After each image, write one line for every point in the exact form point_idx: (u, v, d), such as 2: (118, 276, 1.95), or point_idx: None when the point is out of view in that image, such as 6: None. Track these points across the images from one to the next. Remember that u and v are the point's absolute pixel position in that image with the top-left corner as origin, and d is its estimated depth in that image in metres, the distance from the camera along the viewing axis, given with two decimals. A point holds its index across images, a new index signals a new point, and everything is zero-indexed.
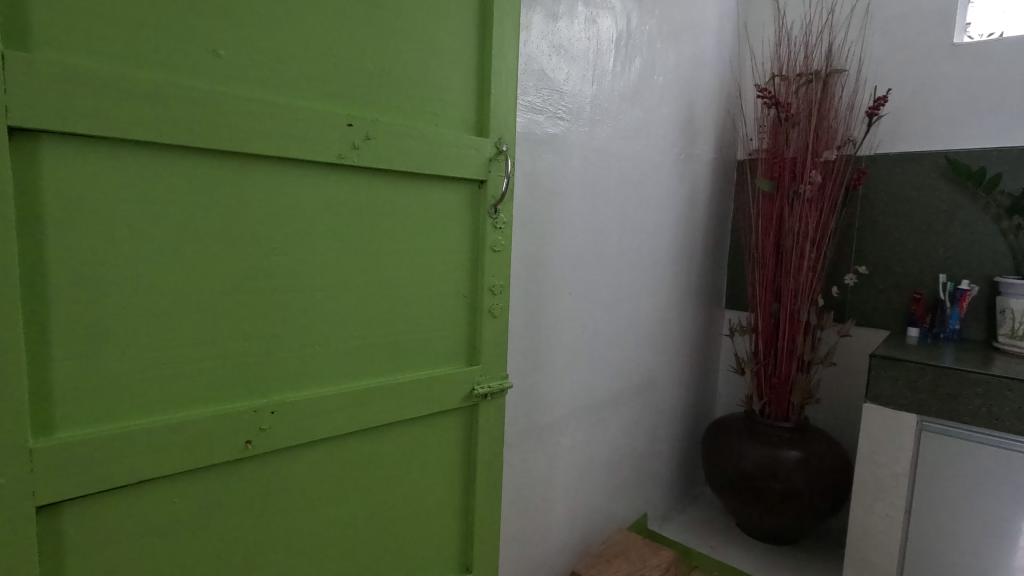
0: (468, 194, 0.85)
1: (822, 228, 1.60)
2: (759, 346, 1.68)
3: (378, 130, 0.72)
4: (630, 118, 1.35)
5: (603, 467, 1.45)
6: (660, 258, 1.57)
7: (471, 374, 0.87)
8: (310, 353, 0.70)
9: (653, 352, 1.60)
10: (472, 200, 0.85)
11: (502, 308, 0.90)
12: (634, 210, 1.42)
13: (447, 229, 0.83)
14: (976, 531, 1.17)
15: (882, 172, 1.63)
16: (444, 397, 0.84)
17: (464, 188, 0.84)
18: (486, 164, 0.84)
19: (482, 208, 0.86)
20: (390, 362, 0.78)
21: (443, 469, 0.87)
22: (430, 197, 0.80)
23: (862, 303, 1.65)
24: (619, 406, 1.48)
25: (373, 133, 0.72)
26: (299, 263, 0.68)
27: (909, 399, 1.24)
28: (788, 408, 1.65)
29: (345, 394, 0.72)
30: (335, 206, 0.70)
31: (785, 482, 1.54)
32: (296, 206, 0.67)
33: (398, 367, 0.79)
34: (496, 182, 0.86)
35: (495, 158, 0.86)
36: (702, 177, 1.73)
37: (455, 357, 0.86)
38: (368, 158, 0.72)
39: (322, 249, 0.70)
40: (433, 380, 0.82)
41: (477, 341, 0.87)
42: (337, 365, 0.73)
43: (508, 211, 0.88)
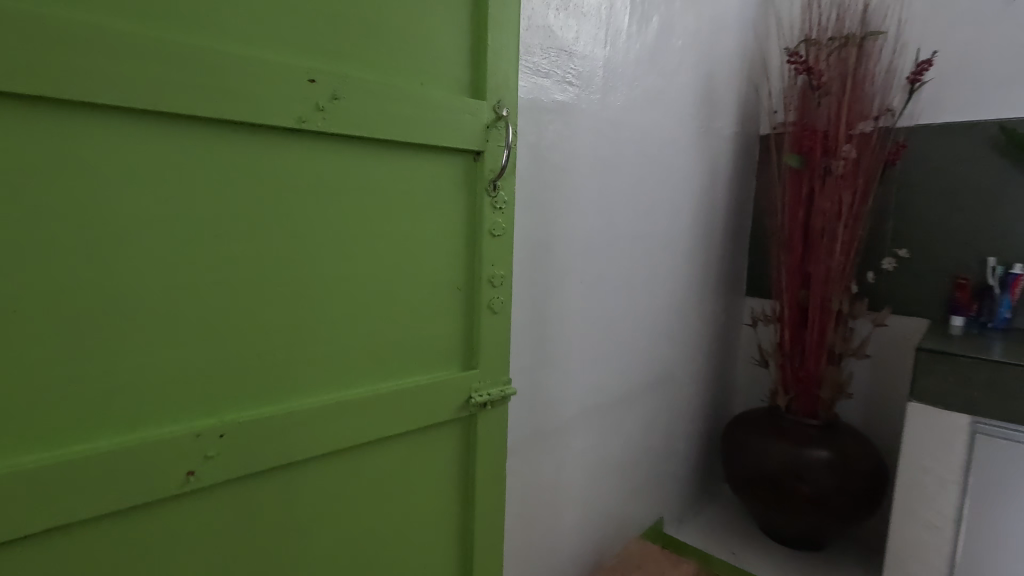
0: (462, 169, 0.71)
1: (856, 208, 1.45)
2: (785, 337, 1.55)
3: (348, 88, 0.59)
4: (646, 86, 1.20)
5: (618, 470, 1.34)
6: (678, 243, 1.44)
7: (469, 381, 0.74)
8: (272, 360, 0.58)
9: (670, 345, 1.47)
10: (467, 176, 0.72)
11: (503, 303, 0.77)
12: (650, 188, 1.28)
13: (438, 209, 0.70)
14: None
15: (923, 145, 1.48)
16: (436, 408, 0.72)
17: (456, 161, 0.71)
18: (483, 132, 0.71)
19: (479, 185, 0.73)
20: (371, 368, 0.66)
21: (437, 490, 0.75)
22: (415, 171, 0.67)
23: (899, 289, 1.51)
24: (633, 403, 1.35)
25: (341, 91, 0.58)
26: (254, 252, 0.56)
27: (961, 398, 1.10)
28: (816, 404, 1.52)
29: (317, 408, 0.60)
30: (298, 182, 0.58)
31: (814, 484, 1.41)
32: (251, 181, 0.55)
33: (381, 375, 0.67)
34: (495, 154, 0.73)
35: (494, 126, 0.72)
36: (723, 153, 1.58)
37: (450, 360, 0.74)
38: (338, 122, 0.59)
39: (283, 234, 0.57)
40: (423, 388, 0.70)
41: (475, 341, 0.75)
42: (306, 373, 0.61)
43: (509, 188, 0.75)
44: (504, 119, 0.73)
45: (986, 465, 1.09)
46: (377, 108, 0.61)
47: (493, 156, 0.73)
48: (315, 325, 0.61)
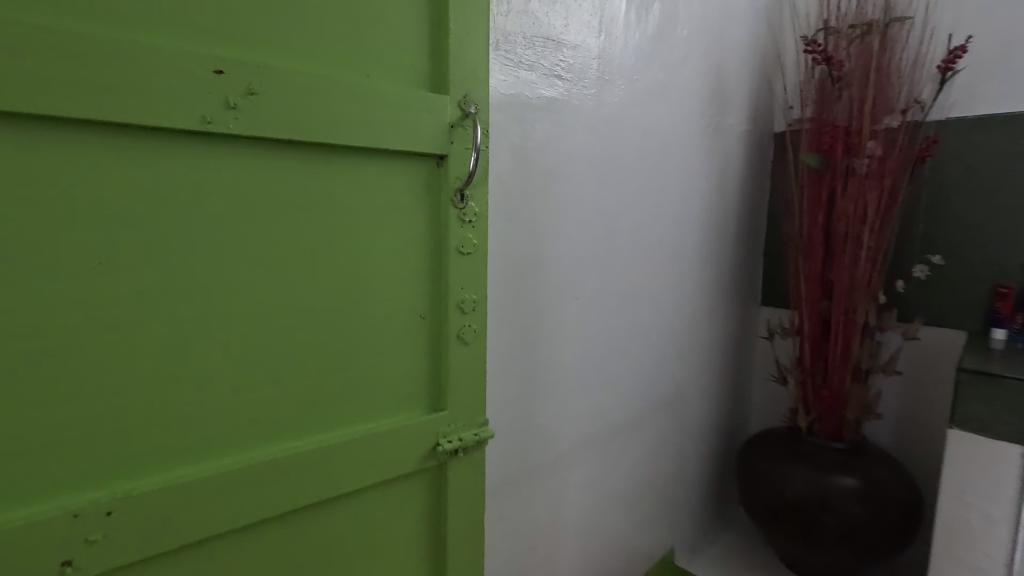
0: (423, 177, 0.61)
1: (883, 211, 1.32)
2: (805, 352, 1.42)
3: (269, 81, 0.48)
4: (648, 80, 1.09)
5: (623, 502, 1.22)
6: (687, 252, 1.32)
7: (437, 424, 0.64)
8: (184, 411, 0.48)
9: (679, 363, 1.35)
10: (429, 185, 0.62)
11: (475, 332, 0.66)
12: (654, 193, 1.17)
13: (394, 225, 0.60)
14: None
15: (956, 140, 1.34)
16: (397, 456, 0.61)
17: (415, 167, 0.60)
18: (444, 133, 0.61)
19: (443, 195, 0.62)
20: (314, 414, 0.56)
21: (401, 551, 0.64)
22: (363, 180, 0.57)
23: (933, 299, 1.38)
24: (640, 428, 1.23)
25: (259, 85, 0.48)
26: (157, 281, 0.46)
27: (1012, 426, 0.97)
28: (841, 426, 1.39)
29: (243, 466, 0.50)
30: (213, 195, 0.48)
31: (841, 516, 1.28)
32: (149, 196, 0.45)
33: (327, 421, 0.57)
34: (460, 158, 0.63)
35: (457, 125, 0.62)
36: (734, 153, 1.46)
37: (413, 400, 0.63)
38: (260, 123, 0.49)
39: (195, 259, 0.48)
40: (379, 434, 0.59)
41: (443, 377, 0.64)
42: (229, 423, 0.50)
43: (480, 197, 0.65)
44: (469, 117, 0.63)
45: None
46: (310, 106, 0.51)
47: (457, 161, 0.62)
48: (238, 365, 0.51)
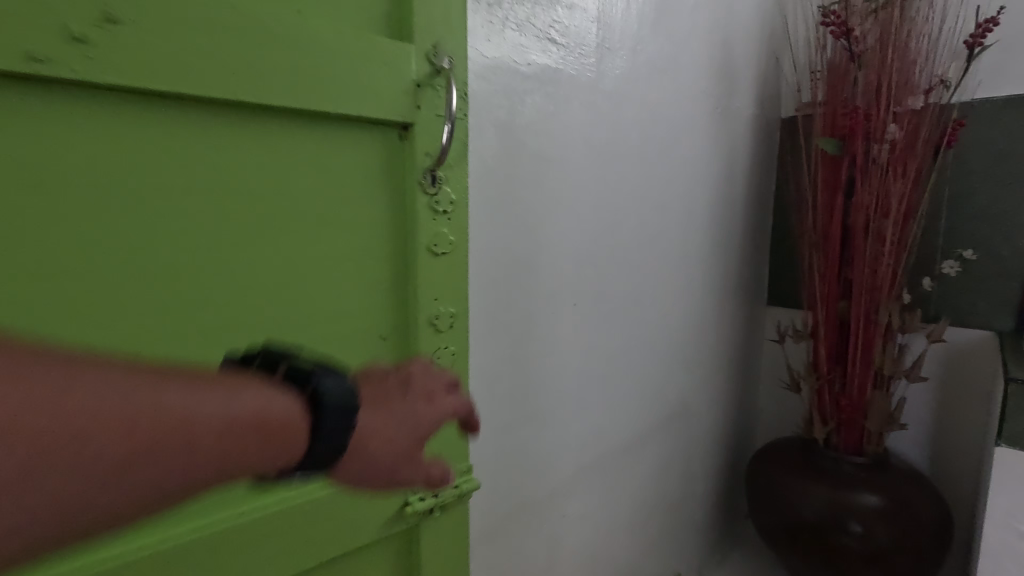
0: (389, 156, 0.56)
1: (908, 201, 1.20)
2: (820, 356, 1.30)
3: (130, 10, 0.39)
4: (652, 52, 0.95)
5: (627, 531, 1.08)
6: (693, 249, 1.18)
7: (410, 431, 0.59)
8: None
9: (686, 372, 1.22)
10: (394, 162, 0.57)
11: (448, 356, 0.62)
12: (659, 182, 1.03)
13: (355, 213, 0.54)
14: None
15: (983, 123, 1.23)
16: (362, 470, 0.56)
17: (379, 145, 0.55)
18: (411, 99, 0.55)
19: (412, 173, 0.57)
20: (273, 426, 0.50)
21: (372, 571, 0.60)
22: (325, 160, 0.52)
23: (959, 297, 1.26)
24: (645, 446, 1.10)
25: (116, 13, 0.39)
26: (97, 277, 0.41)
27: None
28: (862, 438, 1.27)
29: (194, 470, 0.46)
30: (154, 180, 0.43)
31: (865, 537, 1.17)
32: (80, 177, 0.40)
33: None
34: (431, 130, 0.57)
35: (425, 86, 0.56)
36: (741, 139, 1.33)
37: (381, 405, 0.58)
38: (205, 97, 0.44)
39: (145, 253, 0.43)
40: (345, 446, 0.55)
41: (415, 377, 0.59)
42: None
43: (452, 177, 0.59)
44: (439, 78, 0.57)
45: None
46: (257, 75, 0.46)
47: (426, 133, 0.57)
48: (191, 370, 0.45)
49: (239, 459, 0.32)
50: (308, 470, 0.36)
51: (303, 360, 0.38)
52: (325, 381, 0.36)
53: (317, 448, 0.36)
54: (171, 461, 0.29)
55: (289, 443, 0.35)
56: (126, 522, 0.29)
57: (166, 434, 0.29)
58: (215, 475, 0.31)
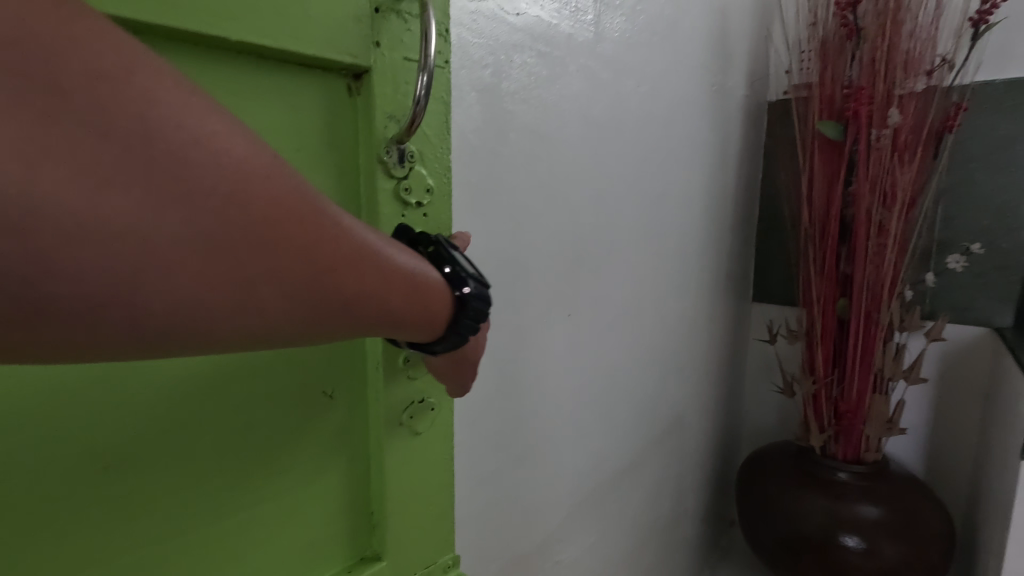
0: (337, 116, 0.42)
1: (911, 192, 1.12)
2: (815, 359, 1.22)
3: None
4: (652, 16, 0.81)
5: (623, 563, 0.96)
6: (688, 245, 1.06)
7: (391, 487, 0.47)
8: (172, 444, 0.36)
9: (679, 380, 1.11)
10: (346, 125, 0.42)
11: (427, 413, 0.49)
12: (656, 169, 0.89)
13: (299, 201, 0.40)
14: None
15: (986, 108, 1.15)
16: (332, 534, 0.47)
17: (327, 101, 0.41)
18: (369, 32, 0.41)
19: (371, 139, 0.42)
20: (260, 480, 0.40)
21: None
22: (257, 121, 0.37)
23: (959, 294, 1.19)
24: (640, 467, 0.98)
25: None
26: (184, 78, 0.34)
27: None
28: (859, 445, 1.19)
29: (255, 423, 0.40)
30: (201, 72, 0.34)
31: (868, 553, 1.09)
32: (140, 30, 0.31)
33: (306, 474, 0.43)
34: (396, 80, 0.43)
35: (387, 13, 0.42)
36: (735, 122, 1.21)
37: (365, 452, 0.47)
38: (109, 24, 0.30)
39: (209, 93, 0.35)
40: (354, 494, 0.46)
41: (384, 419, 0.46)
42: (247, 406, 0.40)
43: (423, 150, 0.45)
44: (407, 4, 0.43)
45: None
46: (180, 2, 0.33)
47: (388, 84, 0.42)
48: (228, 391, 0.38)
49: (387, 313, 0.31)
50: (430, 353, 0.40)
51: (466, 265, 0.39)
52: (476, 293, 0.39)
53: (447, 343, 0.39)
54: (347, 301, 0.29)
55: (431, 327, 0.36)
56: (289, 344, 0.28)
57: (354, 271, 0.29)
58: (365, 326, 0.31)
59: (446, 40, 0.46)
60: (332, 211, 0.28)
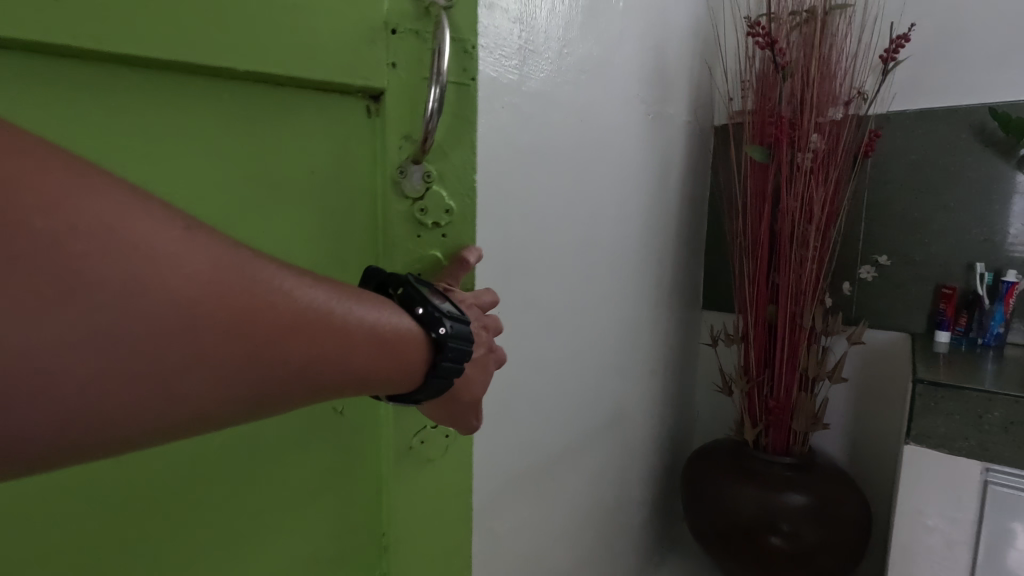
0: (359, 142, 0.51)
1: (829, 208, 1.24)
2: (750, 360, 1.33)
3: None
4: (580, 56, 0.94)
5: (560, 540, 1.06)
6: (627, 256, 1.18)
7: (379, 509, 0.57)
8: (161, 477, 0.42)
9: (621, 378, 1.22)
10: (365, 138, 0.52)
11: (434, 441, 0.59)
12: (589, 187, 1.02)
13: (306, 209, 0.49)
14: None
15: (898, 135, 1.28)
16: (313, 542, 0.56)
17: (347, 120, 0.50)
18: (383, 55, 0.50)
19: (390, 153, 0.52)
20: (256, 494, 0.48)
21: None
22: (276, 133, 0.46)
23: (877, 301, 1.31)
24: (579, 454, 1.09)
25: None
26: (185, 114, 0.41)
27: (971, 441, 0.89)
28: (789, 438, 1.30)
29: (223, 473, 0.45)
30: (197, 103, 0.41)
31: (791, 537, 1.20)
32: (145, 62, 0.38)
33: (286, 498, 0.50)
34: (411, 96, 0.52)
35: (403, 35, 0.51)
36: (675, 144, 1.34)
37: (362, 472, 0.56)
38: (164, 94, 0.40)
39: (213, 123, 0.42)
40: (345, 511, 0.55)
41: (396, 446, 0.57)
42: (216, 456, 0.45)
43: (440, 163, 0.54)
44: (424, 27, 0.51)
45: (1003, 522, 0.88)
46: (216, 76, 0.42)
47: (403, 106, 0.52)
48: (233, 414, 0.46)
49: (351, 367, 0.34)
50: (414, 401, 0.42)
51: (441, 306, 0.42)
52: (450, 336, 0.41)
53: (427, 390, 0.41)
54: (300, 367, 0.31)
55: (407, 372, 0.39)
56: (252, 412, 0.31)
57: (301, 340, 0.31)
58: (329, 385, 0.33)
59: (461, 61, 0.54)
60: (273, 286, 0.30)
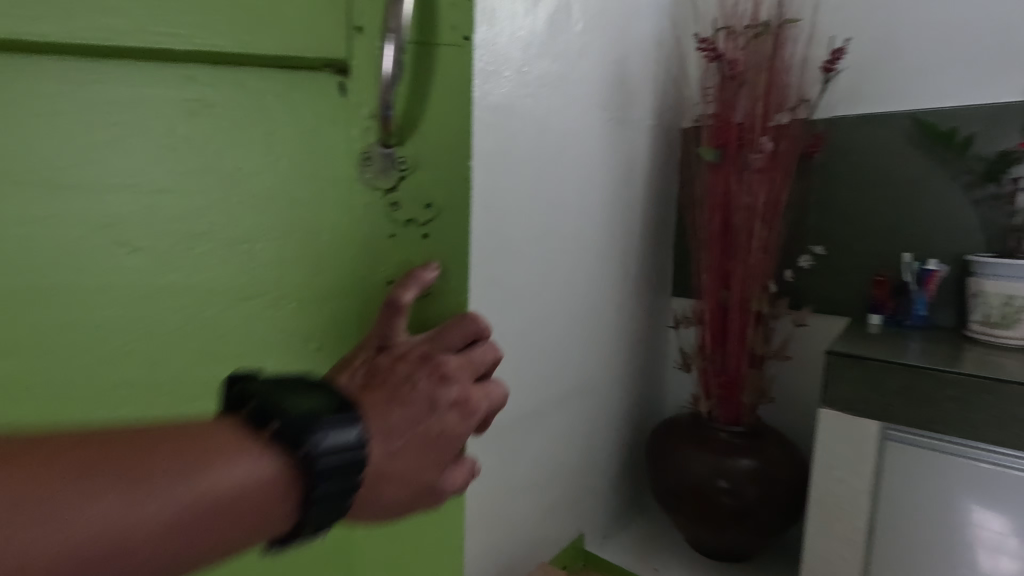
0: (328, 112, 0.58)
1: (774, 203, 1.38)
2: (706, 340, 1.48)
3: None
4: (540, 72, 1.10)
5: (525, 491, 1.22)
6: (589, 245, 1.34)
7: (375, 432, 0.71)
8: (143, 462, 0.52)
9: (584, 354, 1.37)
10: (332, 110, 0.58)
11: None
12: (549, 184, 1.17)
13: (278, 171, 0.56)
14: (967, 564, 0.99)
15: (840, 137, 1.40)
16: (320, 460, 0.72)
17: (316, 93, 0.57)
18: (347, 23, 0.57)
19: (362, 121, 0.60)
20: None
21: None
22: (246, 107, 0.54)
23: (820, 288, 1.45)
24: (542, 417, 1.25)
25: None
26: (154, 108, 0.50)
27: (872, 404, 1.04)
28: (738, 410, 1.45)
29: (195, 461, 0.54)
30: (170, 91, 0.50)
31: (735, 496, 1.34)
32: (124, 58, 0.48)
33: None
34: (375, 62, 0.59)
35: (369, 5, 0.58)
36: (639, 146, 1.49)
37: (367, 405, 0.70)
38: (157, 79, 0.49)
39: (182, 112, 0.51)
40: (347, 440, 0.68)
41: None
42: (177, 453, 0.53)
43: (409, 134, 0.62)
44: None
45: (898, 472, 1.04)
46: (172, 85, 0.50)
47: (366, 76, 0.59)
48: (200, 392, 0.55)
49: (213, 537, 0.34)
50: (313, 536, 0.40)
51: (315, 432, 0.38)
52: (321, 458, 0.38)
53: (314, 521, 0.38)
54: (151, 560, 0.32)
55: (276, 518, 0.37)
56: (179, 570, 0.33)
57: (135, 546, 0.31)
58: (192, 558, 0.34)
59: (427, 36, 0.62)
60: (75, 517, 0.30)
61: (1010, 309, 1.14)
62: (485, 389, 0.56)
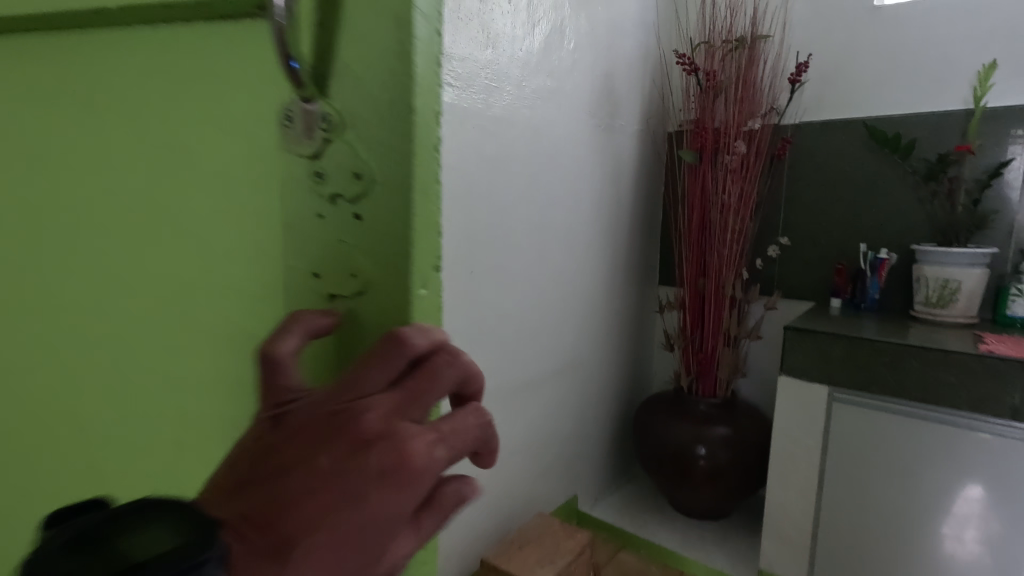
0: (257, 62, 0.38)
1: (747, 199, 1.55)
2: (687, 322, 1.65)
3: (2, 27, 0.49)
4: (536, 86, 1.27)
5: (524, 451, 1.40)
6: (580, 237, 1.51)
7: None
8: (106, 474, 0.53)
9: (576, 333, 1.55)
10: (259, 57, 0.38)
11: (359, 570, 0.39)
12: (544, 183, 1.35)
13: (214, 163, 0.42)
14: (900, 508, 1.16)
15: (805, 141, 1.58)
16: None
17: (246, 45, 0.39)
18: None
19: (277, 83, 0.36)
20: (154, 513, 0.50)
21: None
22: (180, 87, 0.43)
23: (788, 275, 1.63)
24: (540, 387, 1.43)
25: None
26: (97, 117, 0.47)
27: (820, 371, 1.21)
28: (715, 384, 1.62)
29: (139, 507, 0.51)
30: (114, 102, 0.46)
31: (710, 459, 1.52)
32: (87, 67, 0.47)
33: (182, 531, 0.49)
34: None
35: None
36: (626, 149, 1.66)
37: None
38: (110, 74, 0.46)
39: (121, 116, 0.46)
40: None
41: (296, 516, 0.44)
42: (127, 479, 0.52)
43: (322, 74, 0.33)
44: None
45: (844, 432, 1.20)
46: (116, 44, 0.45)
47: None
48: (128, 391, 0.51)
49: None
50: None
51: None
52: None
53: None
54: None
55: None
56: None
57: None
58: None
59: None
60: None
61: (945, 290, 1.31)
62: (402, 455, 0.32)
